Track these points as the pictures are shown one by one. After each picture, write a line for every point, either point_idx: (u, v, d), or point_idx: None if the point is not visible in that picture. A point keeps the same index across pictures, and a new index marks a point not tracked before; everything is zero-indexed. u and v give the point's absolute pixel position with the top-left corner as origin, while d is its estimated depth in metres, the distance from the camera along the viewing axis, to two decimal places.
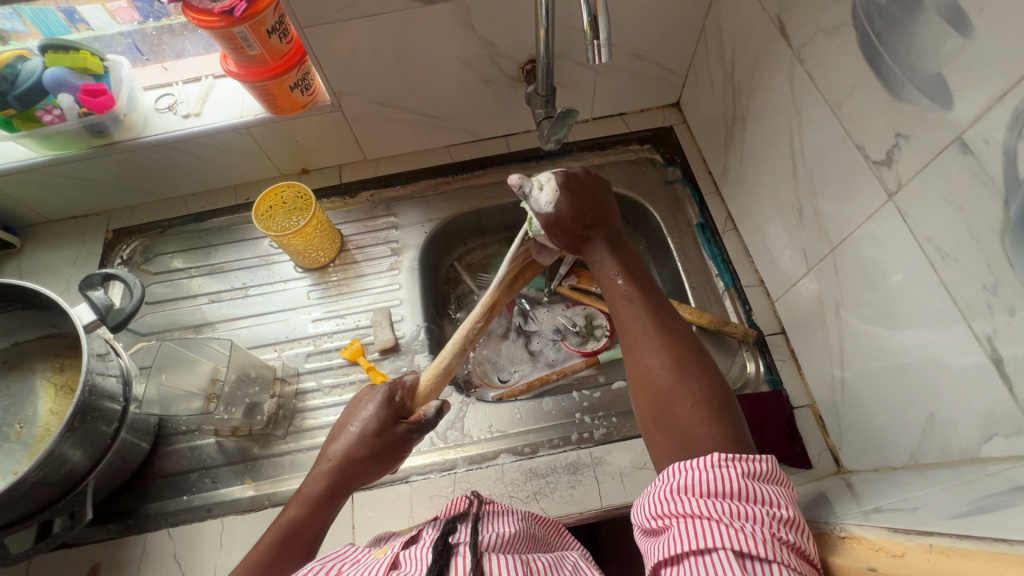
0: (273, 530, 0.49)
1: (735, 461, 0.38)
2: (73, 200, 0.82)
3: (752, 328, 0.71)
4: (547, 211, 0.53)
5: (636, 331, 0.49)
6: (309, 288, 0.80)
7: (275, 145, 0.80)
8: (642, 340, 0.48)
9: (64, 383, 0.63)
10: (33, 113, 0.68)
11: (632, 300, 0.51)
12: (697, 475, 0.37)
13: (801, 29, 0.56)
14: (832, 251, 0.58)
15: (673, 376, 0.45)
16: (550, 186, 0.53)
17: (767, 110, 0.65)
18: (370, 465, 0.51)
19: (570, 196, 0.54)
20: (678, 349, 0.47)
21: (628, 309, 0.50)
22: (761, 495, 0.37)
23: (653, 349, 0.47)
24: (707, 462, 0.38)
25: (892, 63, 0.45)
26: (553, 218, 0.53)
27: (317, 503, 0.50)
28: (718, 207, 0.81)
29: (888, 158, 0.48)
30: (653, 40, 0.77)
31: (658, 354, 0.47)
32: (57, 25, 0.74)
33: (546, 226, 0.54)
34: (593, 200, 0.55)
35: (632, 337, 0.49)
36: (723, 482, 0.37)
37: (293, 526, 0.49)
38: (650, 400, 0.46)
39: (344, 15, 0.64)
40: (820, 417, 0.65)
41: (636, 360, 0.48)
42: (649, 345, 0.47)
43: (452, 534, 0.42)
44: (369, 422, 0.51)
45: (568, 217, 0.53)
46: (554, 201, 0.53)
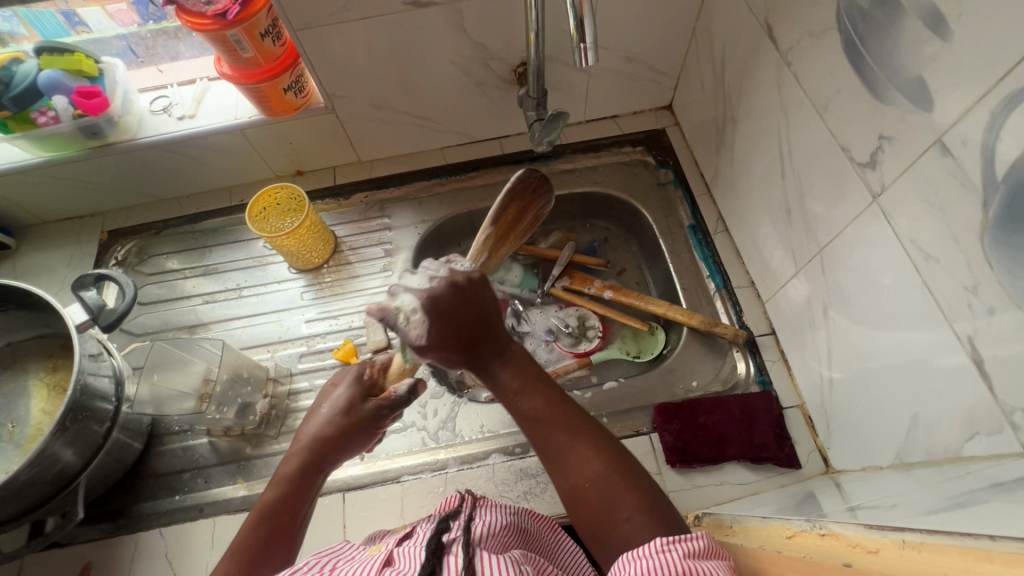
0: (252, 517, 0.48)
1: (674, 543, 0.38)
2: (68, 201, 0.82)
3: (742, 329, 0.72)
4: (420, 343, 0.48)
5: (556, 446, 0.46)
6: (303, 289, 0.80)
7: (269, 146, 0.81)
8: (566, 456, 0.46)
9: (57, 383, 0.64)
10: (28, 115, 0.69)
11: (542, 410, 0.47)
12: (640, 564, 0.37)
13: (788, 33, 0.56)
14: (819, 252, 0.59)
15: (604, 493, 0.44)
16: (414, 319, 0.47)
17: (756, 113, 0.66)
18: (343, 442, 0.52)
19: (441, 320, 0.47)
20: (598, 455, 0.45)
21: (541, 424, 0.47)
22: (704, 571, 0.36)
23: (579, 464, 0.45)
24: (649, 549, 0.37)
25: (875, 66, 0.46)
26: (429, 344, 0.48)
27: (292, 483, 0.49)
28: (710, 208, 0.82)
29: (872, 160, 0.48)
30: (645, 42, 0.77)
31: (585, 465, 0.45)
32: (58, 29, 0.74)
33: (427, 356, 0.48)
34: (474, 308, 0.48)
35: (553, 453, 0.46)
36: (669, 563, 0.36)
37: (272, 510, 0.48)
38: (587, 518, 0.44)
39: (338, 18, 0.64)
40: (809, 417, 0.65)
41: (565, 480, 0.45)
42: (574, 463, 0.45)
43: (445, 533, 0.42)
44: (337, 403, 0.53)
45: (445, 341, 0.47)
46: (425, 332, 0.47)
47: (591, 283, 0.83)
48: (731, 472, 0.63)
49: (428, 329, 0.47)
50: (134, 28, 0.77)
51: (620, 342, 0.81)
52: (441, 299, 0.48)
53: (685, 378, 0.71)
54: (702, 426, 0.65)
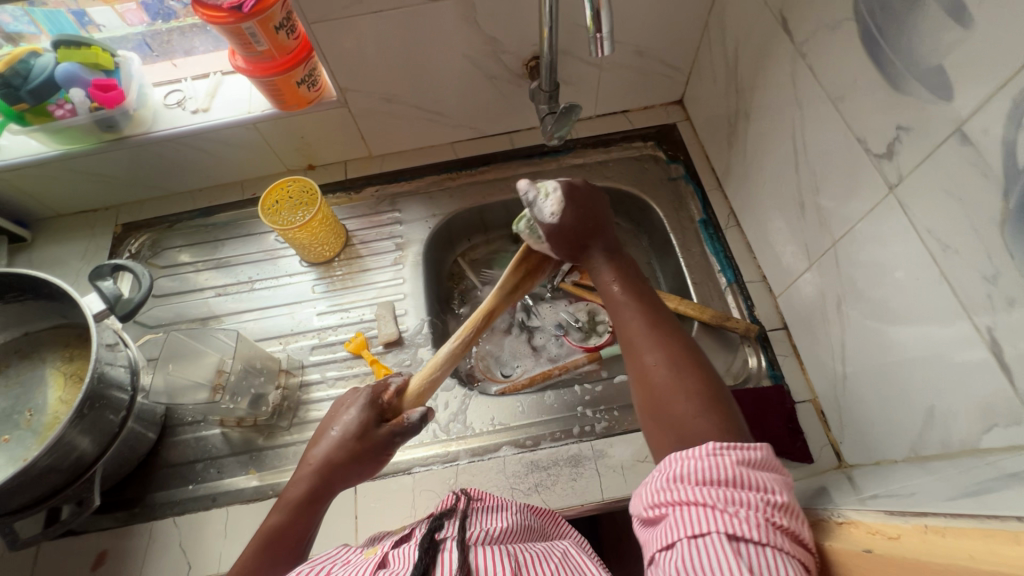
0: (258, 538, 0.49)
1: (730, 450, 0.38)
2: (83, 194, 0.83)
3: (754, 323, 0.72)
4: (550, 220, 0.54)
5: (633, 331, 0.50)
6: (314, 282, 0.81)
7: (282, 140, 0.81)
8: (639, 339, 0.49)
9: (74, 372, 0.64)
10: (46, 107, 0.70)
11: (630, 301, 0.52)
12: (692, 464, 0.37)
13: (804, 24, 0.56)
14: (833, 245, 0.59)
15: (667, 372, 0.46)
16: (555, 196, 0.54)
17: (769, 106, 0.65)
18: (353, 467, 0.51)
19: (572, 206, 0.55)
20: (672, 346, 0.47)
21: (627, 312, 0.52)
22: (756, 482, 0.36)
23: (648, 347, 0.48)
24: (704, 451, 0.38)
25: (893, 56, 0.46)
26: (553, 228, 0.54)
27: (301, 507, 0.50)
28: (721, 203, 0.81)
29: (889, 151, 0.48)
30: (657, 37, 0.77)
31: (654, 350, 0.47)
32: (69, 27, 0.75)
33: (549, 237, 0.54)
34: (591, 211, 0.56)
35: (630, 336, 0.50)
36: (718, 469, 0.36)
37: (276, 535, 0.49)
38: (647, 396, 0.46)
39: (351, 11, 0.65)
40: (821, 412, 0.65)
41: (634, 360, 0.48)
42: (644, 344, 0.48)
43: (439, 531, 0.43)
44: (352, 425, 0.52)
45: (569, 229, 0.54)
46: (556, 211, 0.54)
47: None
48: None
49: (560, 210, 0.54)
50: (148, 26, 0.78)
51: None
52: (576, 190, 0.56)
53: None
54: None
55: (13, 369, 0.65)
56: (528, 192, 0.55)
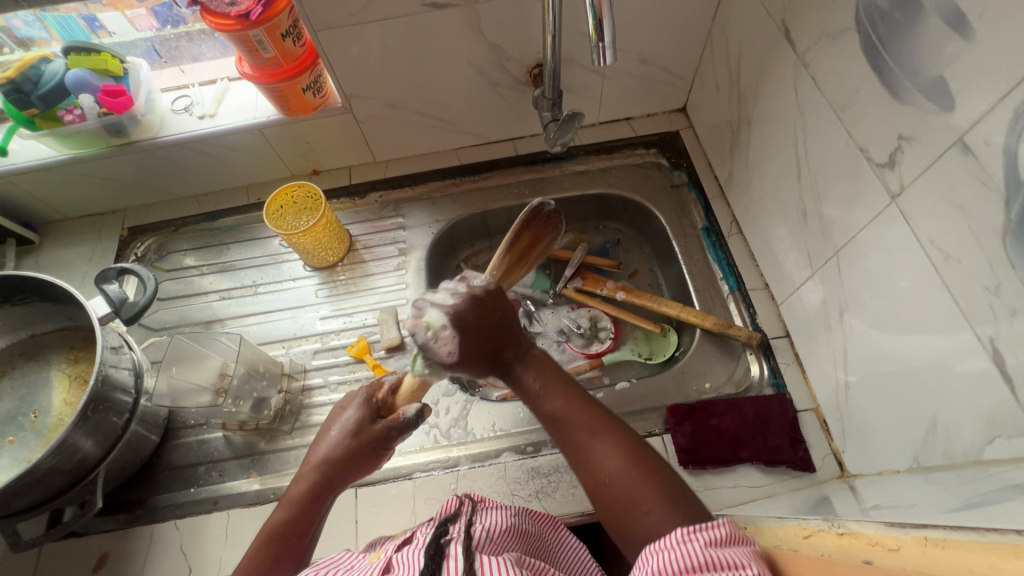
0: (261, 535, 0.49)
1: (695, 534, 0.38)
2: (91, 197, 0.84)
3: (756, 331, 0.71)
4: (450, 354, 0.48)
5: (579, 441, 0.47)
6: (318, 287, 0.81)
7: (287, 146, 0.82)
8: (588, 451, 0.46)
9: (78, 374, 0.65)
10: (55, 112, 0.70)
11: (566, 408, 0.48)
12: (662, 555, 0.37)
13: (806, 34, 0.56)
14: (835, 254, 0.59)
15: (628, 485, 0.44)
16: (444, 333, 0.48)
17: (772, 115, 0.66)
18: (351, 464, 0.51)
19: (467, 335, 0.48)
20: (622, 456, 0.45)
21: (565, 419, 0.47)
22: (727, 559, 0.36)
23: (601, 461, 0.46)
24: (671, 541, 0.38)
25: (895, 66, 0.46)
26: (452, 362, 0.48)
27: (300, 504, 0.50)
28: (723, 210, 0.82)
29: (891, 161, 0.48)
30: (660, 45, 0.78)
31: (607, 464, 0.45)
32: (79, 32, 0.76)
33: (452, 369, 0.49)
34: (497, 318, 0.50)
35: (577, 448, 0.47)
36: (687, 556, 0.36)
37: (279, 532, 0.49)
38: (609, 512, 0.45)
39: (357, 19, 0.66)
40: (824, 421, 0.64)
41: (589, 473, 0.46)
42: (596, 456, 0.46)
43: (444, 538, 0.42)
44: (348, 424, 0.52)
45: (475, 353, 0.48)
46: (453, 348, 0.48)
47: (604, 284, 0.84)
48: (744, 474, 0.62)
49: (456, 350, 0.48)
50: (155, 32, 0.79)
51: (631, 343, 0.81)
52: (476, 311, 0.49)
53: (697, 380, 0.70)
54: (716, 427, 0.64)
55: (19, 371, 0.66)
56: (417, 333, 0.49)
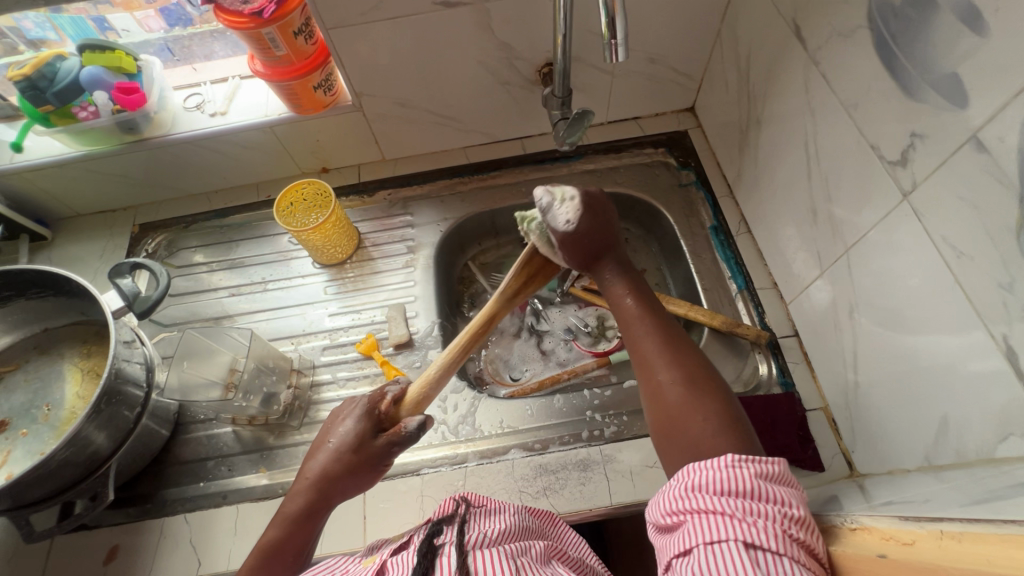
0: (256, 549, 0.49)
1: (748, 462, 0.38)
2: (103, 194, 0.85)
3: (765, 330, 0.71)
4: (565, 226, 0.52)
5: (646, 348, 0.49)
6: (326, 284, 0.82)
7: (297, 144, 0.83)
8: (653, 358, 0.49)
9: (91, 368, 0.65)
10: (70, 110, 0.71)
11: (641, 318, 0.52)
12: (708, 474, 0.37)
13: (817, 33, 0.56)
14: (845, 252, 0.58)
15: (684, 392, 0.46)
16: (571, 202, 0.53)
17: (782, 113, 0.66)
18: (350, 478, 0.51)
19: (586, 215, 0.54)
20: (687, 370, 0.47)
21: (639, 326, 0.51)
22: (773, 494, 0.36)
23: (662, 365, 0.48)
24: (721, 462, 0.38)
25: (907, 63, 0.46)
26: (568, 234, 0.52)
27: (296, 520, 0.50)
28: (732, 210, 0.82)
29: (903, 158, 0.48)
30: (669, 44, 0.78)
31: (667, 371, 0.47)
32: (90, 32, 0.77)
33: (561, 243, 0.53)
34: (607, 226, 0.56)
35: (642, 353, 0.49)
36: (735, 481, 0.36)
37: (276, 546, 0.49)
38: (659, 416, 0.46)
39: (369, 17, 0.66)
40: (833, 420, 0.64)
41: (648, 377, 0.48)
42: (660, 362, 0.48)
43: (438, 537, 0.43)
44: (348, 438, 0.52)
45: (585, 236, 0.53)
46: (574, 219, 0.52)
47: None
48: None
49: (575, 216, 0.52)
50: (167, 32, 0.80)
51: None
52: (593, 199, 0.55)
53: None
54: None
55: (32, 364, 0.66)
56: (543, 198, 0.53)
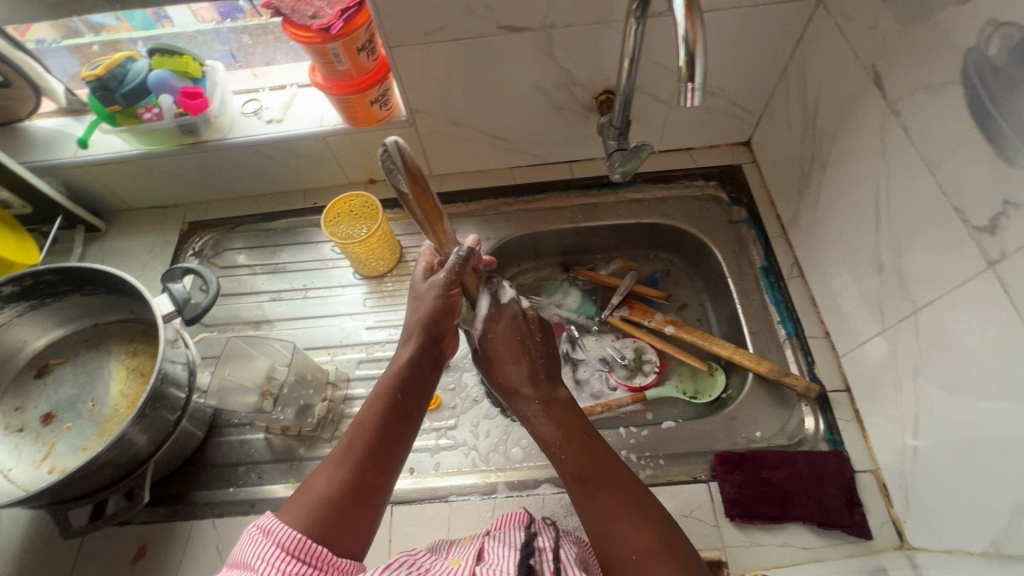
0: (375, 393, 0.53)
1: None
2: (157, 191, 0.86)
3: (814, 382, 0.68)
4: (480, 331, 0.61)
5: (597, 504, 0.50)
6: (365, 295, 0.82)
7: (349, 155, 0.83)
8: (607, 513, 0.49)
9: (136, 366, 0.67)
10: (136, 110, 0.73)
11: (583, 463, 0.52)
12: None
13: (898, 83, 0.54)
14: (913, 312, 0.55)
15: (644, 557, 0.45)
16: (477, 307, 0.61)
17: (849, 159, 0.63)
18: (440, 323, 0.56)
19: (512, 351, 0.59)
20: (653, 519, 0.48)
21: (585, 473, 0.51)
22: None
23: (619, 521, 0.48)
24: None
25: (1005, 125, 0.43)
26: (492, 359, 0.60)
27: (404, 371, 0.54)
28: (784, 251, 0.79)
29: (993, 226, 0.45)
30: (732, 78, 0.76)
31: (626, 523, 0.48)
32: (147, 21, 0.78)
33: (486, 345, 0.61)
34: (528, 347, 0.60)
35: (597, 510, 0.49)
36: None
37: (390, 392, 0.53)
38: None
39: (432, 37, 0.66)
40: (884, 485, 0.61)
41: (606, 537, 0.48)
42: (617, 520, 0.48)
43: (531, 557, 0.44)
44: (429, 286, 0.57)
45: (513, 331, 0.60)
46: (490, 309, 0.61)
47: (652, 316, 0.83)
48: (794, 534, 0.60)
49: (515, 298, 0.62)
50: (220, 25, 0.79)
51: (677, 380, 0.79)
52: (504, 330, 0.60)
53: (747, 428, 0.68)
54: (766, 480, 0.61)
55: (80, 359, 0.68)
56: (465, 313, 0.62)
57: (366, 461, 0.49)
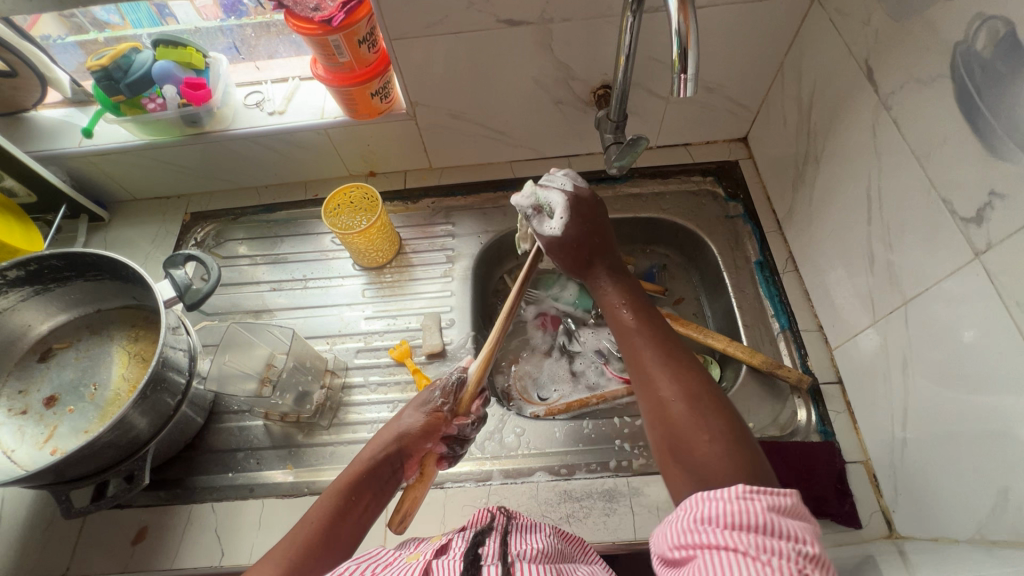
0: (332, 492, 0.51)
1: (761, 494, 0.36)
2: (160, 182, 0.88)
3: (807, 374, 0.69)
4: (553, 232, 0.61)
5: (643, 359, 0.49)
6: (365, 286, 0.83)
7: (349, 147, 0.84)
8: (653, 372, 0.48)
9: (138, 352, 0.68)
10: (140, 100, 0.74)
11: (649, 332, 0.52)
12: (719, 507, 0.36)
13: (891, 77, 0.55)
14: (903, 304, 0.56)
15: (685, 405, 0.44)
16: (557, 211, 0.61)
17: (843, 153, 0.64)
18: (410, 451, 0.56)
19: (576, 223, 0.61)
20: (691, 374, 0.46)
21: (639, 338, 0.51)
22: (787, 530, 0.34)
23: (667, 378, 0.46)
24: (731, 493, 0.36)
25: (990, 117, 0.44)
26: (566, 239, 0.61)
27: (359, 479, 0.52)
28: (779, 245, 0.80)
29: (979, 217, 0.46)
30: (730, 73, 0.77)
31: (672, 376, 0.46)
32: (150, 19, 0.79)
33: (556, 246, 0.61)
34: (592, 226, 0.62)
35: (642, 364, 0.49)
36: (747, 514, 0.34)
37: (346, 493, 0.51)
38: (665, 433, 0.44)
39: (432, 30, 0.67)
40: (874, 476, 0.62)
41: (649, 393, 0.47)
42: (662, 376, 0.47)
43: (481, 546, 0.44)
44: (426, 394, 0.59)
45: (587, 212, 0.62)
46: (563, 195, 0.62)
47: None
48: None
49: (574, 184, 0.64)
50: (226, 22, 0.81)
51: None
52: (580, 204, 0.62)
53: None
54: None
55: (83, 343, 0.69)
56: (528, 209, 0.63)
57: (305, 560, 0.46)
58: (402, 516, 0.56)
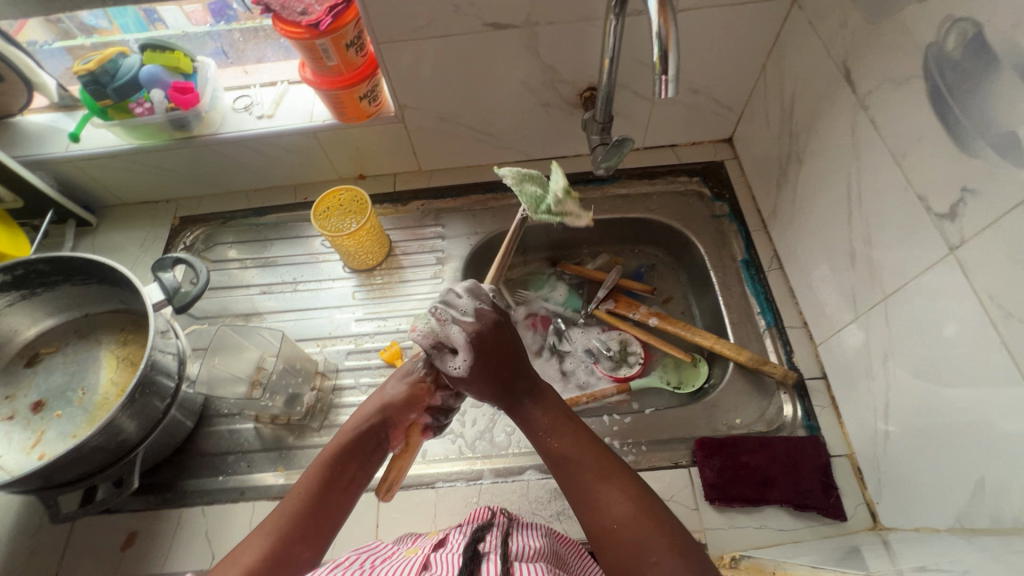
0: (314, 467, 0.51)
1: None
2: (148, 186, 0.87)
3: (792, 370, 0.70)
4: (457, 371, 0.52)
5: (580, 479, 0.49)
6: (355, 288, 0.83)
7: (338, 150, 0.85)
8: (592, 494, 0.47)
9: (126, 355, 0.67)
10: (127, 105, 0.74)
11: (581, 449, 0.50)
12: None
13: (868, 77, 0.56)
14: (883, 299, 0.57)
15: (632, 530, 0.45)
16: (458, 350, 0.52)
17: (823, 153, 0.65)
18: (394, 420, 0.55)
19: (481, 358, 0.51)
20: (629, 486, 0.47)
21: (573, 459, 0.50)
22: None
23: (612, 501, 0.46)
24: None
25: (961, 115, 0.46)
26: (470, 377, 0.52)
27: (345, 448, 0.52)
28: (764, 244, 0.81)
29: (952, 213, 0.47)
30: (714, 76, 0.78)
31: (615, 496, 0.47)
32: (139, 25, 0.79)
33: (466, 384, 0.53)
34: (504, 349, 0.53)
35: (582, 485, 0.48)
36: None
37: (330, 464, 0.51)
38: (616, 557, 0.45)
39: (419, 34, 0.68)
40: (859, 469, 0.63)
41: (594, 517, 0.47)
42: (603, 498, 0.47)
43: (481, 542, 0.45)
44: (411, 366, 0.58)
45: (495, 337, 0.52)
46: (462, 331, 0.52)
47: (636, 308, 0.83)
48: (771, 516, 0.61)
49: (476, 307, 0.53)
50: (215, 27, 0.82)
51: (661, 371, 0.80)
52: (482, 333, 0.52)
53: (728, 415, 0.69)
54: (745, 464, 0.63)
55: (71, 347, 0.69)
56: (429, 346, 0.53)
57: (292, 538, 0.46)
58: (388, 486, 0.57)
